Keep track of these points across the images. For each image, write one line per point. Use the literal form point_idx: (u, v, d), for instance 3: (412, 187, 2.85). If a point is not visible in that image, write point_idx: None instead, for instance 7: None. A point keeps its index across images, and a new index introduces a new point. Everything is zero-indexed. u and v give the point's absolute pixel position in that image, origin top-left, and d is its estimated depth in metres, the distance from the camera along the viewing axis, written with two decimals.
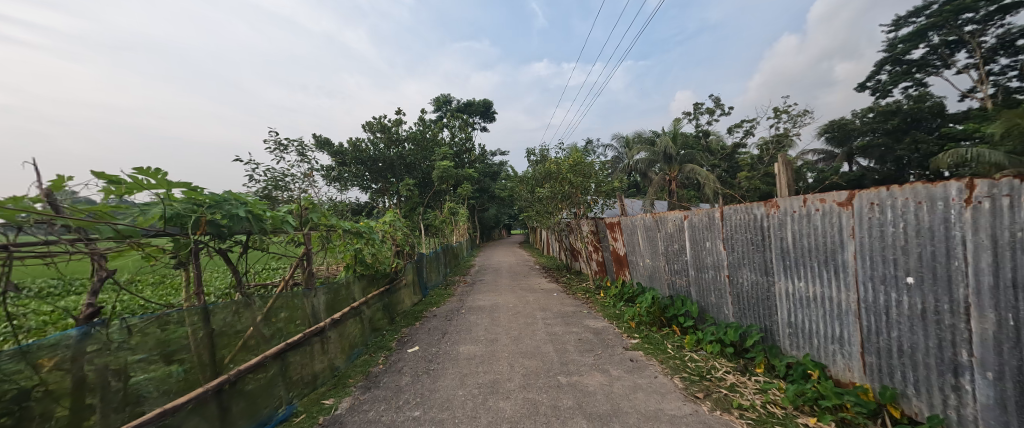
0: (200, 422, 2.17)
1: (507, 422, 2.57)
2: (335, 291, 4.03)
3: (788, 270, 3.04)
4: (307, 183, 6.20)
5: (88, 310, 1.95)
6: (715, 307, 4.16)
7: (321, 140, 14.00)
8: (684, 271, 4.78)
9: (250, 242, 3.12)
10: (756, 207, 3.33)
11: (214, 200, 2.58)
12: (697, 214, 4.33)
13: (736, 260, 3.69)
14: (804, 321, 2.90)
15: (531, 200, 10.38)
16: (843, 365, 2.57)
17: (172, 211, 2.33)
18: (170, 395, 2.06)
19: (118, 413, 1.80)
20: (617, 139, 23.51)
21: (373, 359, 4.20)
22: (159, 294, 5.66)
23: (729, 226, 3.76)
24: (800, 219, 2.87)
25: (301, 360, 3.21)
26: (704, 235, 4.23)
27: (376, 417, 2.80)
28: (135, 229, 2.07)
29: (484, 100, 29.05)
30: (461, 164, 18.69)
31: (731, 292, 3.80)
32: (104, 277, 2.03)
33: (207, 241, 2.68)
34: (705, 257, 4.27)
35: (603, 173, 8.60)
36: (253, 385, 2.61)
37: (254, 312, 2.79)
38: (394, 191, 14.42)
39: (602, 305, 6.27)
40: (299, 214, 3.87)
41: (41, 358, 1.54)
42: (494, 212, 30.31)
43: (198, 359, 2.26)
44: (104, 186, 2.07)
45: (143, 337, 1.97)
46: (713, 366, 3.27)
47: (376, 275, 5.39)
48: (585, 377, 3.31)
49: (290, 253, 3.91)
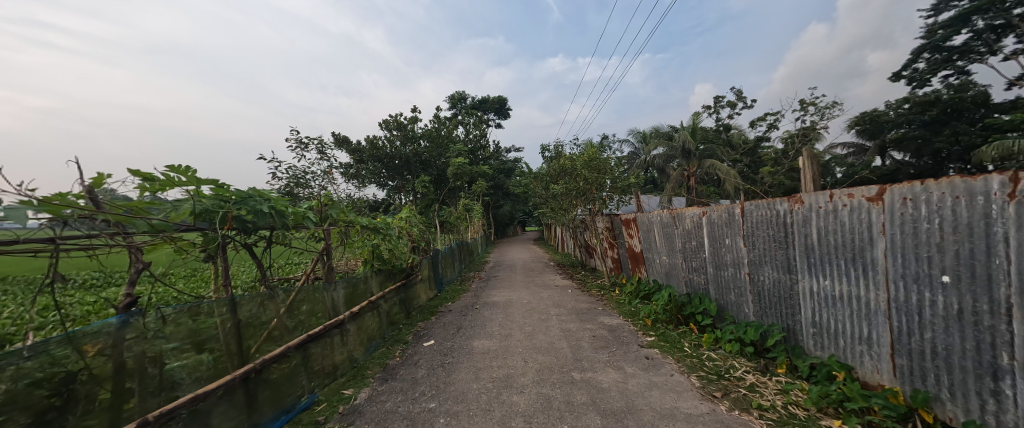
0: (229, 408, 2.28)
1: (521, 416, 2.59)
2: (354, 285, 4.15)
3: (812, 268, 2.93)
4: (327, 180, 6.44)
5: (126, 299, 2.08)
6: (734, 305, 4.04)
7: (340, 139, 14.47)
8: (702, 268, 4.67)
9: (273, 237, 3.24)
10: (779, 203, 3.22)
11: (240, 196, 2.71)
12: (716, 210, 4.24)
13: (757, 257, 3.58)
14: (830, 321, 2.78)
15: (545, 196, 10.38)
16: (872, 366, 2.46)
17: (201, 206, 2.45)
18: (201, 381, 2.17)
19: (155, 397, 1.91)
20: (634, 134, 23.15)
21: (390, 352, 4.31)
22: (191, 287, 6.01)
23: (750, 222, 3.65)
24: (825, 215, 2.76)
25: (323, 351, 3.34)
26: (724, 231, 4.13)
27: (393, 408, 2.87)
28: (168, 224, 2.18)
29: (499, 97, 29.17)
30: (475, 161, 18.83)
31: (752, 290, 3.69)
32: (140, 269, 2.14)
33: (234, 236, 2.80)
34: (723, 254, 4.17)
35: (619, 169, 8.52)
36: (278, 374, 2.73)
37: (277, 304, 2.91)
38: (410, 188, 14.71)
39: (617, 303, 6.23)
40: (319, 210, 3.96)
41: (86, 344, 1.64)
42: (509, 209, 30.31)
43: (226, 349, 2.38)
44: (140, 183, 2.20)
45: (175, 326, 2.08)
46: (732, 364, 3.20)
47: (392, 270, 5.50)
48: (600, 374, 3.29)
49: (311, 248, 4.05)
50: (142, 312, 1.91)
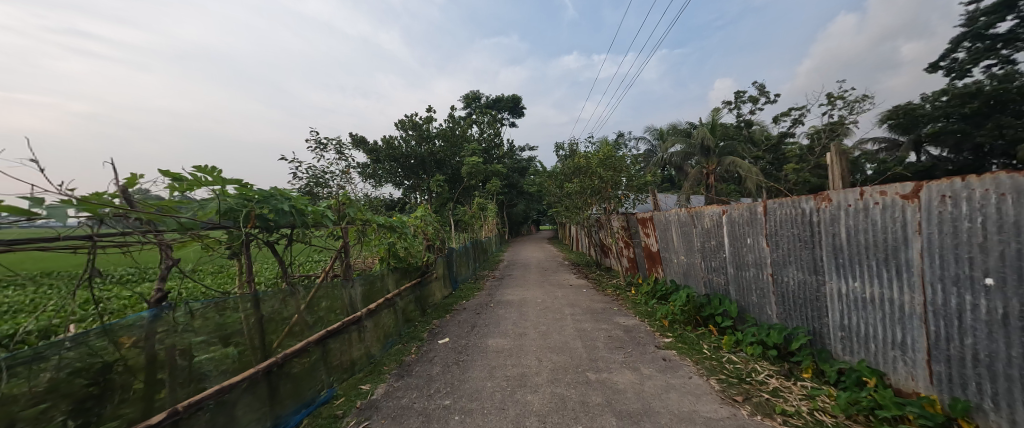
0: (253, 400, 2.36)
1: (535, 415, 2.58)
2: (371, 282, 4.23)
3: (841, 269, 2.79)
4: (345, 179, 6.60)
5: (157, 294, 2.17)
6: (756, 307, 3.91)
7: (357, 139, 14.78)
8: (722, 268, 4.54)
9: (294, 235, 3.34)
10: (805, 201, 3.09)
11: (263, 195, 2.80)
12: (737, 208, 4.11)
13: (781, 258, 3.45)
14: (860, 324, 2.65)
15: (560, 195, 10.32)
16: (906, 373, 2.33)
17: (226, 205, 2.55)
18: (227, 374, 2.25)
19: (184, 388, 1.99)
20: (650, 131, 22.73)
21: (406, 349, 4.38)
22: (218, 282, 6.27)
23: (773, 221, 3.51)
24: (855, 214, 2.62)
25: (341, 347, 3.41)
26: (745, 230, 3.99)
27: (409, 404, 2.91)
28: (196, 222, 2.27)
29: (513, 95, 29.16)
30: (489, 160, 18.92)
31: (775, 291, 3.56)
32: (170, 265, 2.23)
33: (257, 234, 2.89)
34: (745, 254, 4.03)
35: (635, 167, 8.37)
36: (299, 369, 2.81)
37: (298, 301, 2.99)
38: (425, 187, 14.90)
39: (633, 303, 6.14)
40: (337, 209, 4.06)
41: (121, 336, 1.72)
42: (523, 207, 30.30)
43: (250, 343, 2.46)
44: (169, 183, 2.30)
45: (203, 320, 2.17)
46: (754, 368, 3.10)
47: (408, 268, 5.58)
48: (616, 374, 3.25)
49: (330, 246, 4.15)
50: (172, 307, 1.99)
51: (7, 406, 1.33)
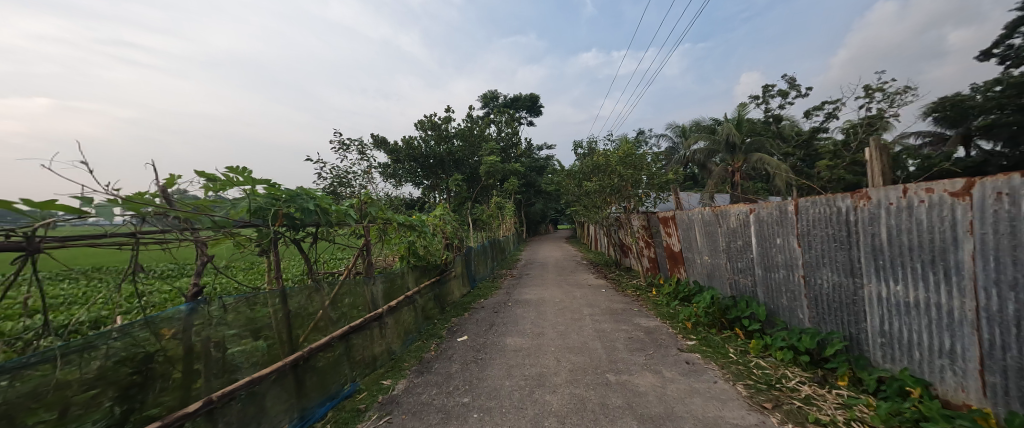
0: (281, 392, 2.46)
1: (554, 416, 2.56)
2: (392, 280, 4.31)
3: (880, 272, 2.63)
4: (367, 179, 6.77)
5: (194, 288, 2.28)
6: (786, 311, 3.73)
7: (379, 140, 15.13)
8: (749, 269, 4.36)
9: (319, 233, 3.44)
10: (840, 199, 2.92)
11: (290, 195, 2.90)
12: (766, 207, 3.93)
13: (814, 259, 3.27)
14: (902, 330, 2.48)
15: (578, 194, 10.21)
16: (955, 384, 2.17)
17: (256, 204, 2.65)
18: (257, 366, 2.35)
19: (218, 378, 2.09)
20: (672, 128, 22.14)
21: (426, 346, 4.44)
22: (249, 278, 6.57)
23: (806, 221, 3.34)
24: (897, 213, 2.46)
25: (363, 342, 3.50)
26: (775, 230, 3.81)
27: (428, 400, 2.96)
28: (228, 220, 2.38)
29: (531, 94, 29.06)
30: (508, 159, 18.95)
31: (807, 294, 3.39)
32: (205, 261, 2.35)
33: (285, 232, 2.99)
34: (774, 255, 3.86)
35: (656, 165, 8.16)
36: (323, 362, 2.90)
37: (323, 297, 3.09)
38: (444, 187, 15.09)
39: (654, 304, 6.00)
40: (360, 208, 4.17)
41: (161, 328, 1.81)
42: (541, 206, 30.18)
43: (279, 336, 2.56)
44: (204, 184, 2.43)
45: (235, 314, 2.27)
46: (785, 374, 2.96)
47: (427, 266, 5.66)
48: (636, 377, 3.18)
49: (352, 244, 4.25)
50: (207, 301, 2.09)
51: (62, 391, 1.43)
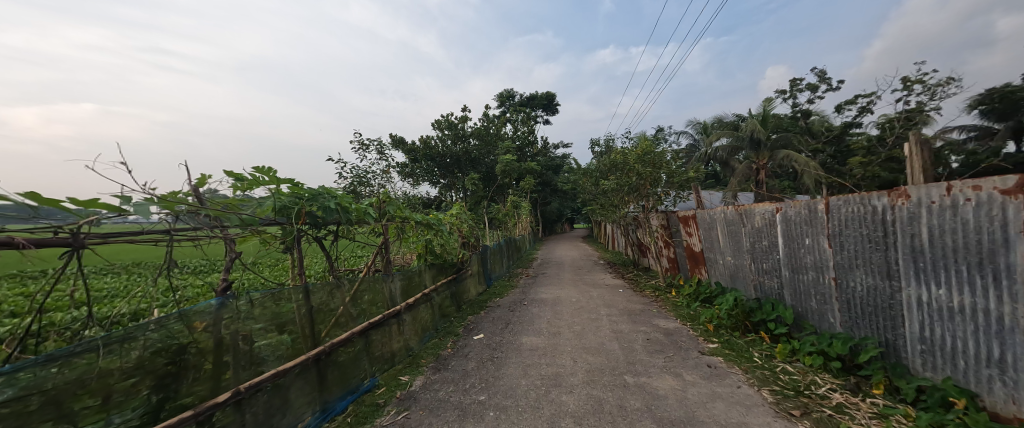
0: (304, 385, 2.53)
1: (571, 416, 2.54)
2: (410, 278, 4.38)
3: (920, 274, 2.47)
4: (385, 178, 6.90)
5: (223, 283, 2.38)
6: (815, 314, 3.57)
7: (397, 140, 15.40)
8: (775, 270, 4.20)
9: (339, 231, 3.53)
10: (876, 197, 2.77)
11: (312, 194, 2.98)
12: (793, 206, 3.77)
13: (847, 261, 3.11)
14: (945, 337, 2.33)
15: (595, 193, 10.08)
16: (1005, 395, 2.01)
17: (280, 203, 2.75)
18: (282, 359, 2.44)
19: (246, 370, 2.17)
20: (693, 125, 21.55)
21: (442, 343, 4.49)
22: (274, 274, 6.82)
23: (838, 220, 3.18)
24: (940, 213, 2.30)
25: (382, 339, 3.57)
26: (803, 230, 3.65)
27: (445, 397, 2.99)
28: (255, 219, 2.47)
29: (548, 92, 28.93)
30: (523, 158, 18.93)
31: (839, 297, 3.23)
32: (233, 258, 2.45)
33: (307, 230, 3.08)
34: (803, 256, 3.69)
35: (676, 163, 7.95)
36: (344, 357, 2.98)
37: (343, 293, 3.16)
38: (460, 186, 15.23)
39: (674, 305, 5.86)
40: (379, 206, 4.26)
41: (194, 320, 1.90)
42: (557, 205, 30.05)
43: (302, 331, 2.65)
44: (232, 183, 2.53)
45: (262, 309, 2.35)
46: (814, 381, 2.83)
47: (444, 264, 5.72)
48: (655, 379, 3.12)
49: (371, 242, 4.33)
50: (235, 296, 2.18)
51: (104, 378, 1.53)
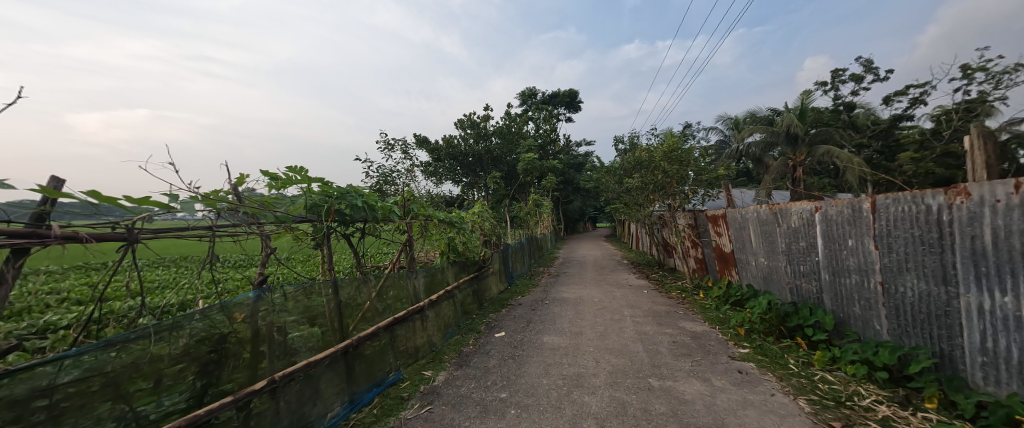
0: (334, 376, 2.64)
1: (593, 418, 2.50)
2: (433, 275, 4.46)
3: (982, 280, 2.25)
4: (409, 177, 7.05)
5: (259, 277, 2.51)
6: (859, 321, 3.34)
7: (420, 139, 15.69)
8: (813, 273, 3.96)
9: (366, 229, 3.64)
10: (930, 196, 2.55)
11: (340, 192, 3.09)
12: (835, 205, 3.54)
13: (896, 264, 2.89)
14: (1010, 349, 2.11)
15: (619, 191, 9.87)
16: None
17: (311, 201, 2.87)
18: (313, 351, 2.54)
19: (280, 360, 2.28)
20: (723, 121, 20.67)
21: (465, 340, 4.55)
22: (306, 270, 7.14)
23: (886, 220, 2.95)
24: (1006, 213, 2.09)
25: (406, 334, 3.65)
26: (845, 230, 3.42)
27: (467, 393, 3.02)
28: (288, 216, 2.59)
29: (570, 89, 28.59)
30: (545, 157, 18.82)
31: (886, 304, 3.00)
32: (269, 253, 2.57)
33: (336, 227, 3.20)
34: (845, 258, 3.46)
35: (704, 160, 7.65)
36: (371, 351, 3.07)
37: (370, 289, 3.26)
38: (482, 184, 15.34)
39: (701, 307, 5.66)
40: (403, 205, 4.36)
41: (234, 311, 2.01)
42: (580, 204, 29.70)
43: (332, 325, 2.75)
44: (268, 182, 2.68)
45: (294, 302, 2.46)
46: (857, 391, 2.65)
47: (466, 262, 5.79)
48: (682, 383, 3.02)
49: (396, 240, 4.44)
50: (270, 289, 2.29)
51: (156, 363, 1.65)
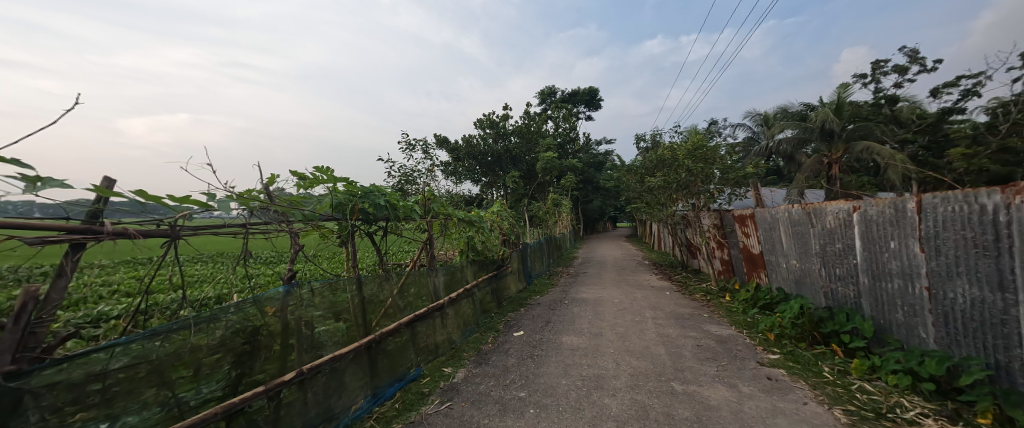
0: (357, 370, 2.72)
1: (614, 420, 2.47)
2: (452, 273, 4.51)
3: None
4: (430, 176, 7.16)
5: (288, 273, 2.61)
6: (902, 328, 3.12)
7: (441, 139, 15.91)
8: (851, 277, 3.74)
9: (388, 227, 3.72)
10: (985, 195, 2.35)
11: (364, 191, 3.18)
12: (874, 205, 3.33)
13: (945, 268, 2.68)
14: None
15: (640, 190, 9.66)
16: None
17: (337, 200, 2.96)
18: (338, 345, 2.63)
19: (307, 353, 2.37)
20: (751, 117, 19.85)
21: (483, 338, 4.59)
22: (332, 267, 7.39)
23: (934, 221, 2.74)
24: None
25: (427, 330, 3.72)
26: (887, 232, 3.21)
27: (486, 391, 3.05)
28: (315, 214, 2.68)
29: (591, 87, 28.23)
30: (565, 155, 18.68)
31: (934, 310, 2.79)
32: (298, 249, 2.68)
33: (360, 225, 3.30)
34: (886, 261, 3.25)
35: (731, 158, 7.37)
36: (393, 346, 3.15)
37: (392, 286, 3.34)
38: (501, 183, 15.38)
39: (728, 311, 5.46)
40: (424, 204, 4.43)
41: (266, 305, 2.11)
42: (600, 203, 29.29)
43: (356, 320, 2.84)
44: (297, 182, 2.79)
45: (321, 298, 2.55)
46: (899, 403, 2.49)
47: (485, 261, 5.83)
48: (707, 388, 2.92)
49: (417, 238, 4.52)
50: (299, 284, 2.39)
51: (195, 353, 1.75)
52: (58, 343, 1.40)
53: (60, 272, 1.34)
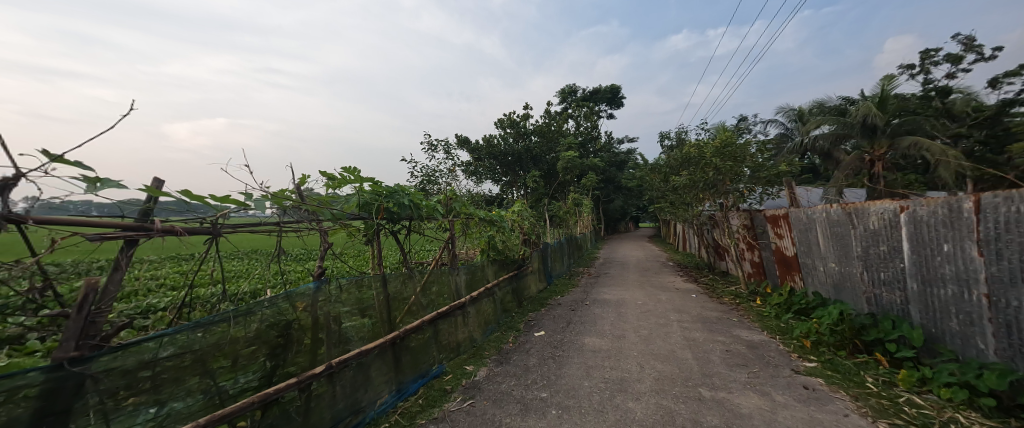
0: (383, 365, 2.78)
1: (638, 424, 2.42)
2: (473, 272, 4.54)
3: None
4: (452, 177, 7.24)
5: (318, 270, 2.71)
6: (957, 337, 2.89)
7: (462, 140, 16.06)
8: (897, 282, 3.49)
9: (412, 226, 3.79)
10: None
11: (389, 191, 3.25)
12: (925, 205, 3.09)
13: (1008, 274, 2.46)
14: None
15: (665, 189, 9.40)
16: None
17: (363, 199, 3.05)
18: (364, 340, 2.70)
19: (335, 347, 2.45)
20: (784, 112, 18.88)
21: (504, 337, 4.60)
22: (357, 264, 7.61)
23: (996, 222, 2.51)
24: None
25: (449, 328, 3.77)
26: (940, 233, 2.97)
27: (508, 390, 3.05)
28: (342, 213, 2.76)
29: (613, 85, 27.73)
30: (586, 154, 18.44)
31: (995, 319, 2.56)
32: (327, 247, 2.77)
33: (385, 224, 3.38)
34: (939, 265, 3.01)
35: (763, 156, 7.04)
36: (416, 343, 3.21)
37: (415, 284, 3.41)
38: (521, 183, 15.35)
39: (759, 315, 5.23)
40: (446, 204, 4.48)
41: (297, 300, 2.20)
42: (622, 203, 28.72)
43: (381, 316, 2.91)
44: (326, 182, 2.89)
45: (348, 294, 2.63)
46: (953, 419, 2.30)
47: (506, 260, 5.84)
48: (737, 396, 2.81)
49: (439, 237, 4.58)
50: (327, 281, 2.47)
51: (234, 344, 1.84)
52: (115, 331, 1.51)
53: (116, 266, 1.45)
